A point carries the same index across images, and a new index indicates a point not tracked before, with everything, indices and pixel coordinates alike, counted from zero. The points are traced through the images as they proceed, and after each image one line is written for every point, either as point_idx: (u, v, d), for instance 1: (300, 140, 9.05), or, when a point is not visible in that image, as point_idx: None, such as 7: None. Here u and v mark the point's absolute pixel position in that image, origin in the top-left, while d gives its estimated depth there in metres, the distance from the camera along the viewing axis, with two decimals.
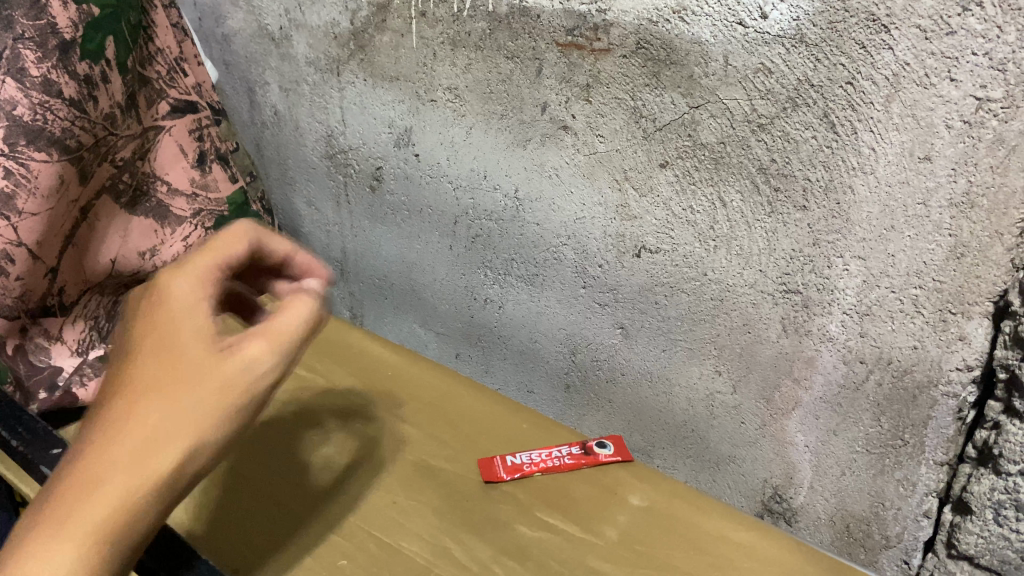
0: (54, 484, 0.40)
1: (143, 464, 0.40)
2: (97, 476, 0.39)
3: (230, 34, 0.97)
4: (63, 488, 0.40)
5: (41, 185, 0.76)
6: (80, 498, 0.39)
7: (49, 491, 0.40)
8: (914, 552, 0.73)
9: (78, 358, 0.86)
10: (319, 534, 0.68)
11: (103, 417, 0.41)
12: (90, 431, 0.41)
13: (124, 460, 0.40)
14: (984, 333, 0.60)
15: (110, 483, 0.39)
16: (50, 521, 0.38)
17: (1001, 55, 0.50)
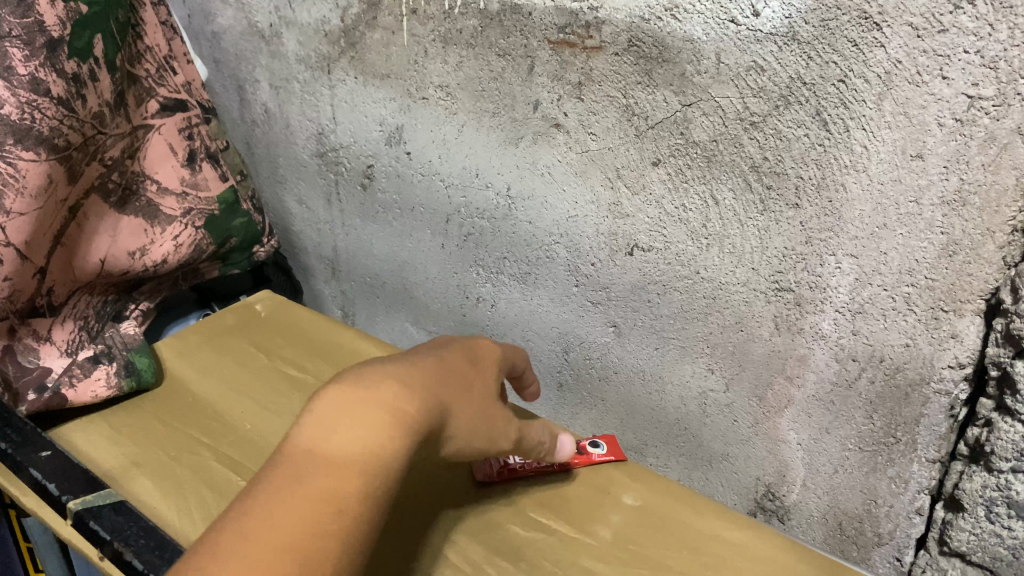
0: (278, 478, 0.42)
1: (384, 495, 0.44)
2: (372, 498, 0.43)
3: (219, 32, 0.97)
4: (361, 481, 0.43)
5: (29, 184, 0.75)
6: (340, 517, 0.41)
7: (286, 487, 0.41)
8: (906, 549, 0.73)
9: (67, 358, 0.84)
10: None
11: (381, 424, 0.45)
12: (336, 432, 0.44)
13: (370, 479, 0.43)
14: (976, 331, 0.60)
15: (366, 508, 0.43)
16: (315, 527, 0.40)
17: (993, 53, 0.49)
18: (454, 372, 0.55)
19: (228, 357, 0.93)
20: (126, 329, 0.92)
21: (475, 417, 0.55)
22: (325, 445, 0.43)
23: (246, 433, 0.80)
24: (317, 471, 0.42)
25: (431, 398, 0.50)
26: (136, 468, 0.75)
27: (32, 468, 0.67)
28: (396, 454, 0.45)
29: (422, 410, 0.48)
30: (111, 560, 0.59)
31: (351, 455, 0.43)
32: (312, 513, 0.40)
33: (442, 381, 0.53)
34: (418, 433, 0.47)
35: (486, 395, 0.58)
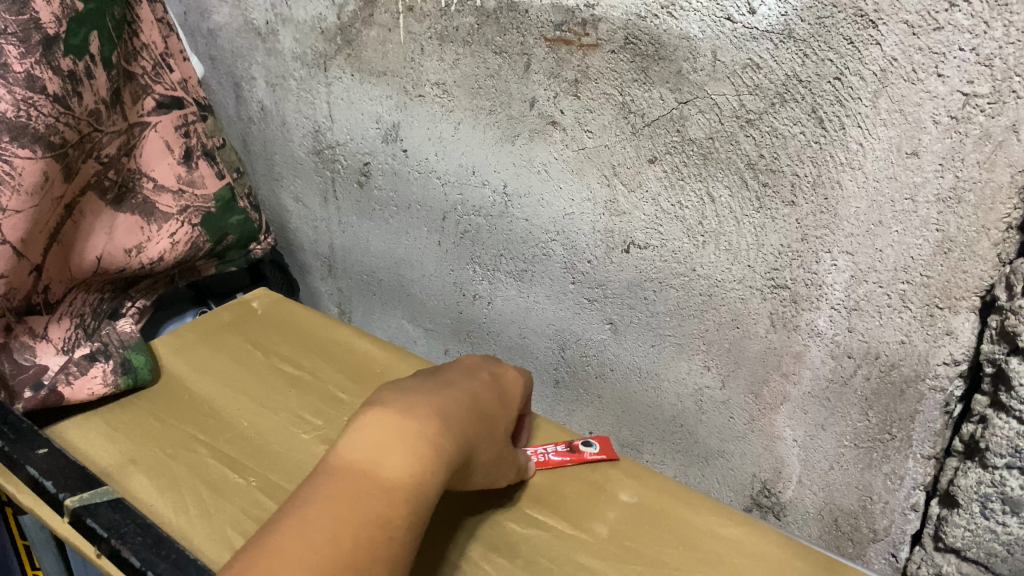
0: (332, 490, 0.47)
1: (424, 521, 0.50)
2: (417, 522, 0.49)
3: (216, 29, 0.96)
4: (410, 506, 0.48)
5: (25, 182, 0.75)
6: (392, 538, 0.46)
7: (346, 503, 0.46)
8: (902, 545, 0.73)
9: (63, 357, 0.84)
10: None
11: (427, 455, 0.50)
12: (389, 456, 0.49)
13: (416, 506, 0.49)
14: (971, 328, 0.60)
15: (411, 532, 0.48)
16: (372, 546, 0.45)
17: (988, 50, 0.50)
18: (480, 411, 0.61)
19: (224, 354, 0.92)
20: (123, 327, 0.91)
21: (489, 456, 0.62)
22: (380, 468, 0.48)
23: (243, 430, 0.80)
24: (373, 492, 0.47)
25: (463, 434, 0.56)
26: (132, 465, 0.74)
27: (29, 465, 0.67)
28: (436, 482, 0.51)
29: (456, 446, 0.54)
30: (109, 558, 0.59)
31: (402, 479, 0.48)
32: (371, 533, 0.45)
33: (472, 419, 0.59)
34: (454, 466, 0.54)
35: (501, 435, 0.65)
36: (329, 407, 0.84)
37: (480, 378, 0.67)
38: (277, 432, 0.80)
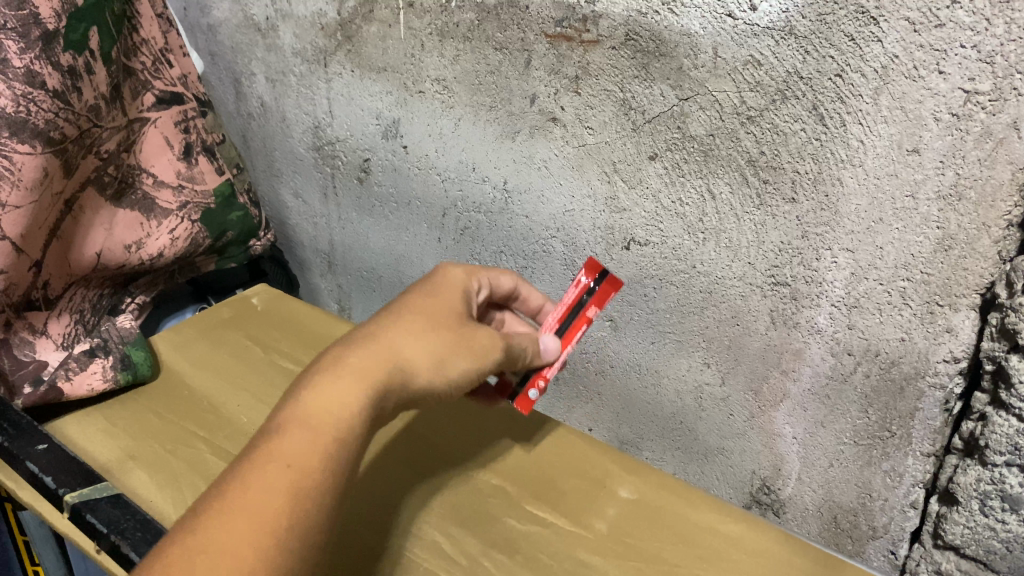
0: (275, 434, 0.44)
1: (347, 453, 0.46)
2: (334, 454, 0.45)
3: (216, 24, 0.96)
4: (316, 441, 0.44)
5: (24, 177, 0.75)
6: (298, 478, 0.43)
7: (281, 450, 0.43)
8: (901, 542, 0.74)
9: (63, 352, 0.84)
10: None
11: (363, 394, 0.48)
12: (326, 398, 0.47)
13: (326, 439, 0.45)
14: (971, 325, 0.60)
15: (326, 464, 0.44)
16: (270, 489, 0.42)
17: (989, 48, 0.50)
18: (424, 316, 0.56)
19: (224, 350, 0.92)
20: (123, 322, 0.92)
21: (457, 351, 0.55)
22: (314, 412, 0.46)
23: (243, 426, 0.80)
24: (293, 432, 0.44)
25: (389, 348, 0.52)
26: (132, 461, 0.75)
27: (29, 461, 0.67)
28: (348, 408, 0.47)
29: (374, 365, 0.50)
30: (108, 553, 0.59)
31: (299, 416, 0.46)
32: (267, 476, 0.42)
33: (407, 330, 0.54)
34: (377, 385, 0.49)
35: (473, 327, 0.58)
36: None
37: (440, 281, 0.61)
38: None
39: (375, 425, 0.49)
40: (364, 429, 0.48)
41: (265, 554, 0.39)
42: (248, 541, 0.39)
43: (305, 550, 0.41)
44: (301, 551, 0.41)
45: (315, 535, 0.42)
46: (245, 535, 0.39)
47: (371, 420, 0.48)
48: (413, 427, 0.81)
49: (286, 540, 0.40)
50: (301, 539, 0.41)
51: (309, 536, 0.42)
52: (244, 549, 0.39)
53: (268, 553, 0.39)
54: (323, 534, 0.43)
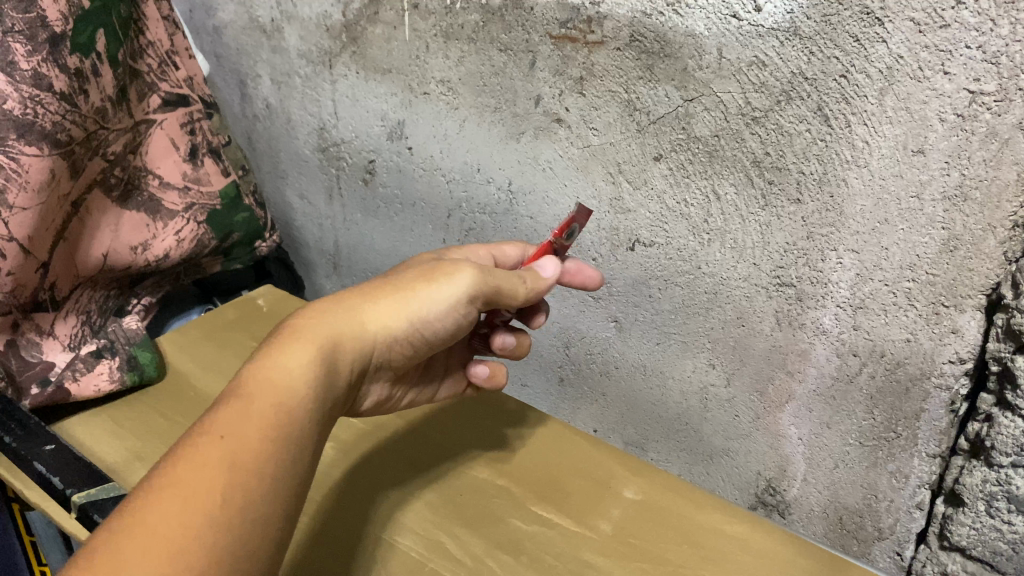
0: (225, 409, 0.46)
1: (287, 414, 0.47)
2: (273, 416, 0.47)
3: (221, 26, 0.97)
4: (251, 407, 0.46)
5: (31, 179, 0.76)
6: (236, 445, 0.44)
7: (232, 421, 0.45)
8: (906, 544, 0.73)
9: (70, 353, 0.85)
10: (316, 533, 0.68)
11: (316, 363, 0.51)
12: (278, 369, 0.49)
13: (280, 407, 0.47)
14: (977, 326, 0.60)
15: (260, 428, 0.45)
16: (206, 456, 0.43)
17: (995, 48, 0.49)
18: (373, 281, 0.59)
19: (229, 352, 0.92)
20: (129, 323, 0.92)
21: (409, 291, 0.57)
22: (267, 383, 0.48)
23: None
24: (245, 404, 0.47)
25: (334, 313, 0.55)
26: (138, 461, 0.75)
27: (36, 461, 0.67)
28: (287, 373, 0.49)
29: (313, 330, 0.53)
30: None
31: (237, 389, 0.48)
32: (201, 447, 0.43)
33: (354, 294, 0.57)
34: (318, 346, 0.52)
35: (431, 267, 0.59)
36: None
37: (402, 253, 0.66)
38: None
39: (323, 386, 0.51)
40: (311, 390, 0.50)
41: (203, 518, 0.40)
42: (185, 509, 0.40)
43: (249, 510, 0.42)
44: (243, 511, 0.42)
45: (259, 496, 0.43)
46: (180, 503, 0.40)
47: (315, 381, 0.51)
48: (417, 429, 0.81)
49: (225, 503, 0.41)
50: (243, 500, 0.42)
51: (252, 497, 0.43)
52: (182, 515, 0.40)
53: (208, 517, 0.40)
54: (269, 492, 0.44)
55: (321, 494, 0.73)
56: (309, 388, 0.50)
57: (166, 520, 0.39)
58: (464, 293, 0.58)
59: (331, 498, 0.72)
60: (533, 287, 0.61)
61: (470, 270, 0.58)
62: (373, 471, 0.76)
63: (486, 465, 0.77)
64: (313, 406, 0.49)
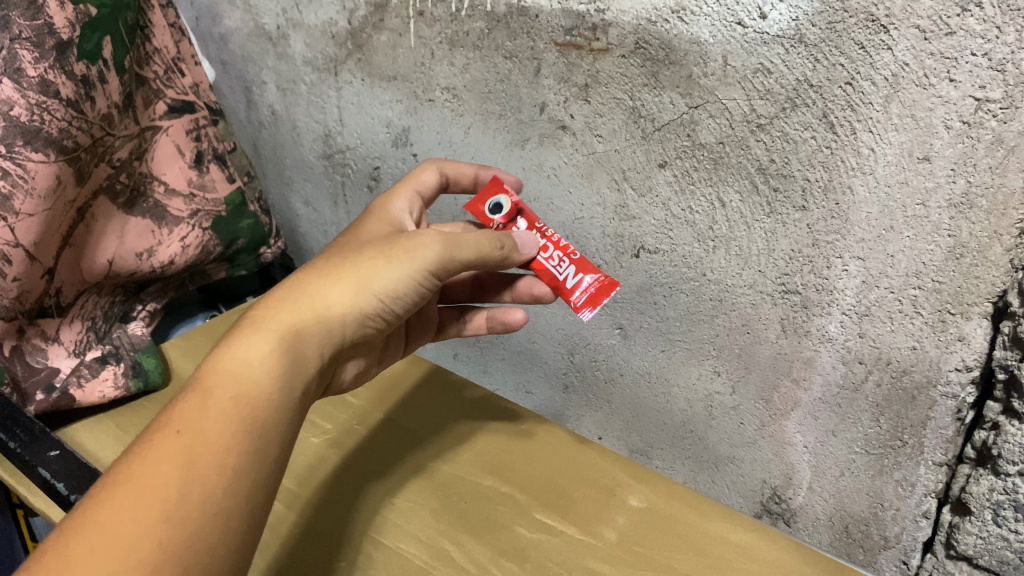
0: (182, 404, 0.48)
1: (248, 404, 0.48)
2: (232, 408, 0.47)
3: (227, 33, 0.97)
4: (210, 400, 0.47)
5: (37, 185, 0.76)
6: (191, 440, 0.45)
7: (183, 418, 0.47)
8: (913, 553, 0.73)
9: (75, 359, 0.87)
10: (314, 536, 0.69)
11: (272, 353, 0.51)
12: (232, 362, 0.50)
13: (235, 399, 0.48)
14: (983, 334, 0.59)
15: (220, 420, 0.47)
16: (165, 454, 0.45)
17: (1000, 55, 0.49)
18: (333, 259, 0.58)
19: None
20: (134, 331, 0.94)
21: (369, 268, 0.56)
22: (220, 377, 0.49)
23: None
24: (198, 399, 0.48)
25: (294, 297, 0.55)
26: None
27: (41, 466, 0.67)
28: (246, 364, 0.50)
29: (272, 320, 0.53)
30: None
31: (198, 383, 0.49)
32: (160, 445, 0.45)
33: (313, 275, 0.57)
34: (278, 333, 0.52)
35: (392, 241, 0.58)
36: (339, 411, 0.84)
37: (366, 221, 0.64)
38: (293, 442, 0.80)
39: (289, 372, 0.51)
40: (272, 379, 0.50)
41: (160, 518, 0.42)
42: (143, 510, 0.42)
43: (209, 505, 0.44)
44: (202, 507, 0.43)
45: (220, 490, 0.44)
46: (137, 504, 0.42)
47: (279, 367, 0.51)
48: (421, 433, 0.82)
49: (181, 501, 0.43)
50: (203, 495, 0.44)
51: (213, 493, 0.44)
52: (140, 515, 0.42)
53: (165, 516, 0.42)
54: (231, 486, 0.45)
55: (321, 496, 0.73)
56: (273, 376, 0.50)
57: (124, 521, 0.41)
58: (428, 266, 0.57)
59: (330, 502, 0.73)
60: (510, 253, 0.62)
61: (431, 244, 0.57)
62: (374, 475, 0.76)
63: (489, 472, 0.76)
64: (278, 393, 0.50)
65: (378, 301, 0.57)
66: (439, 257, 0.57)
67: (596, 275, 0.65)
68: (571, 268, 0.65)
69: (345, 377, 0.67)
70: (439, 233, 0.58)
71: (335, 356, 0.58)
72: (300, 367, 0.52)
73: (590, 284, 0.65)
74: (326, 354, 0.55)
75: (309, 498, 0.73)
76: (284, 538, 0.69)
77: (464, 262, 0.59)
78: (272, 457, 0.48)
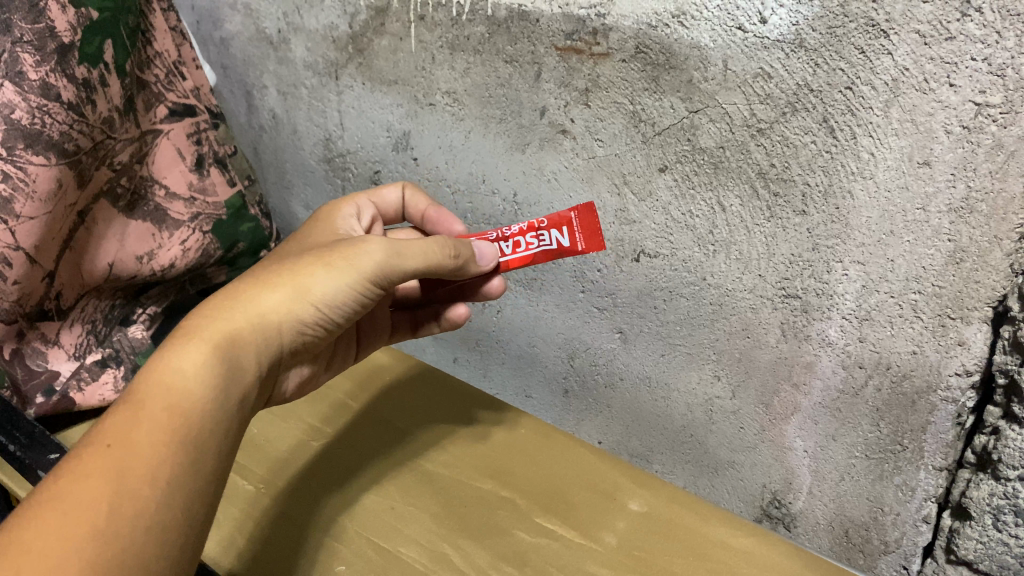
0: (111, 419, 0.47)
1: (181, 416, 0.47)
2: (165, 420, 0.47)
3: (228, 37, 0.97)
4: (142, 412, 0.47)
5: (38, 189, 0.77)
6: (120, 453, 0.45)
7: (111, 432, 0.46)
8: (913, 557, 0.73)
9: (75, 362, 0.87)
10: (291, 526, 0.70)
11: (205, 363, 0.50)
12: (163, 374, 0.49)
13: (166, 411, 0.47)
14: (984, 339, 0.59)
15: (150, 433, 0.46)
16: (94, 469, 0.44)
17: (1000, 60, 0.49)
18: (272, 268, 0.59)
19: None
20: (133, 334, 0.94)
21: (307, 277, 0.57)
22: (151, 389, 0.48)
23: (253, 437, 0.80)
24: (129, 412, 0.47)
25: (232, 306, 0.55)
26: None
27: (41, 470, 0.67)
28: (180, 375, 0.49)
29: (206, 329, 0.52)
30: None
31: (130, 396, 0.48)
32: (89, 461, 0.44)
33: (250, 284, 0.57)
34: (214, 342, 0.52)
35: (334, 248, 0.59)
36: (338, 413, 0.84)
37: (311, 234, 0.66)
38: (284, 436, 0.81)
39: (224, 382, 0.51)
40: (206, 390, 0.49)
41: (88, 535, 0.41)
42: (69, 527, 0.41)
43: (142, 519, 0.43)
44: (135, 521, 0.43)
45: (155, 502, 0.44)
46: (64, 522, 0.41)
47: (212, 377, 0.50)
48: (418, 437, 0.81)
49: (111, 515, 0.42)
50: (135, 508, 0.43)
51: (146, 506, 0.44)
52: (66, 533, 0.41)
53: (93, 533, 0.41)
54: (165, 498, 0.45)
55: (307, 490, 0.74)
56: (208, 385, 0.50)
57: (49, 539, 0.41)
58: (369, 272, 0.58)
59: (312, 493, 0.73)
60: (465, 263, 0.63)
61: (373, 251, 0.58)
62: (367, 474, 0.76)
63: (489, 476, 0.76)
64: (213, 403, 0.50)
65: (318, 309, 0.57)
66: (381, 264, 0.58)
67: (573, 216, 0.65)
68: (551, 232, 0.65)
69: (287, 387, 0.67)
70: (382, 241, 0.59)
71: (273, 366, 0.58)
72: (236, 377, 0.52)
73: (574, 220, 0.64)
74: (262, 363, 0.55)
75: (291, 488, 0.74)
76: (260, 524, 0.70)
77: (409, 269, 0.60)
78: (209, 469, 0.48)
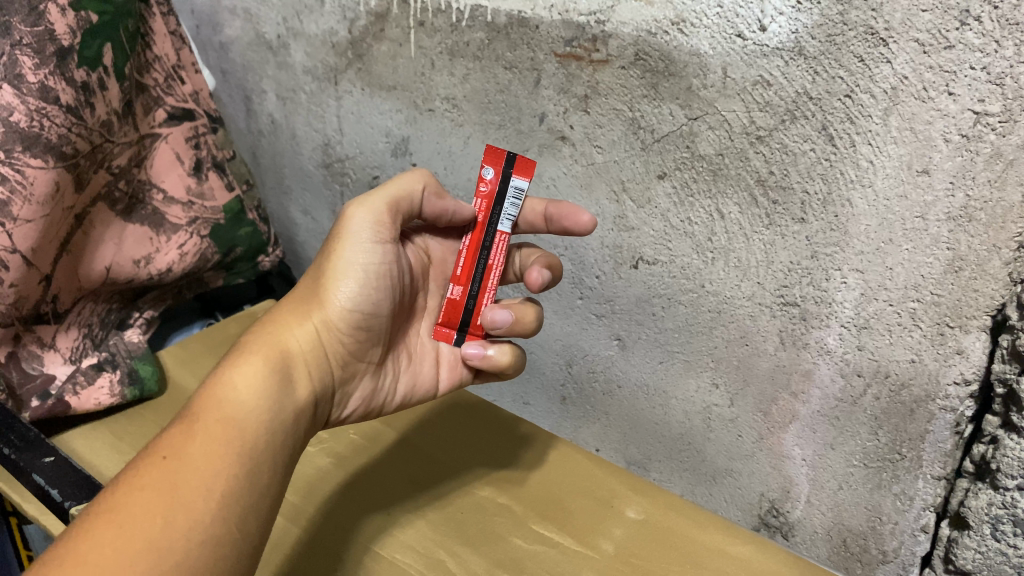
0: (167, 437, 0.50)
1: (234, 430, 0.50)
2: (218, 433, 0.50)
3: (228, 42, 0.97)
4: (195, 428, 0.50)
5: (36, 192, 0.76)
6: (177, 465, 0.47)
7: (168, 447, 0.49)
8: (911, 567, 0.73)
9: (71, 366, 0.87)
10: (316, 548, 0.68)
11: (257, 379, 0.54)
12: (218, 392, 0.53)
13: (219, 427, 0.50)
14: (982, 348, 0.59)
15: (204, 446, 0.49)
16: (149, 483, 0.46)
17: (999, 69, 0.50)
18: (307, 282, 0.63)
19: None
20: (130, 336, 0.94)
21: (329, 282, 0.60)
22: (205, 406, 0.51)
23: None
24: (185, 428, 0.50)
25: (277, 325, 0.60)
26: None
27: (35, 473, 0.67)
28: (233, 392, 0.53)
29: (258, 349, 0.57)
30: None
31: (185, 414, 0.52)
32: (144, 474, 0.47)
33: (291, 304, 0.61)
34: (264, 358, 0.56)
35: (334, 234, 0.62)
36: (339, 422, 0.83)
37: None
38: None
39: (275, 397, 0.54)
40: (259, 405, 0.53)
41: (143, 549, 0.42)
42: (124, 537, 0.43)
43: (195, 532, 0.45)
44: (188, 532, 0.44)
45: (207, 516, 0.46)
46: (118, 535, 0.43)
47: (263, 390, 0.53)
48: (434, 453, 0.80)
49: (165, 529, 0.44)
50: (188, 522, 0.45)
51: (199, 519, 0.45)
52: (121, 545, 0.42)
53: (148, 543, 0.43)
54: (217, 514, 0.46)
55: (310, 503, 0.72)
56: (259, 401, 0.53)
57: (104, 550, 0.42)
58: (372, 247, 0.59)
59: (326, 512, 0.71)
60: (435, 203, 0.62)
61: (357, 214, 0.59)
62: (376, 489, 0.75)
63: (486, 483, 0.76)
64: (265, 418, 0.53)
65: (347, 302, 0.60)
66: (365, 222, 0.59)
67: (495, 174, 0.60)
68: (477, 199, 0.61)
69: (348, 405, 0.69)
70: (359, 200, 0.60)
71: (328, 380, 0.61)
72: (287, 391, 0.56)
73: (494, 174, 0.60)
74: (315, 376, 0.59)
75: (302, 504, 0.72)
76: (284, 550, 0.67)
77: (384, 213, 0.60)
78: (260, 487, 0.50)
